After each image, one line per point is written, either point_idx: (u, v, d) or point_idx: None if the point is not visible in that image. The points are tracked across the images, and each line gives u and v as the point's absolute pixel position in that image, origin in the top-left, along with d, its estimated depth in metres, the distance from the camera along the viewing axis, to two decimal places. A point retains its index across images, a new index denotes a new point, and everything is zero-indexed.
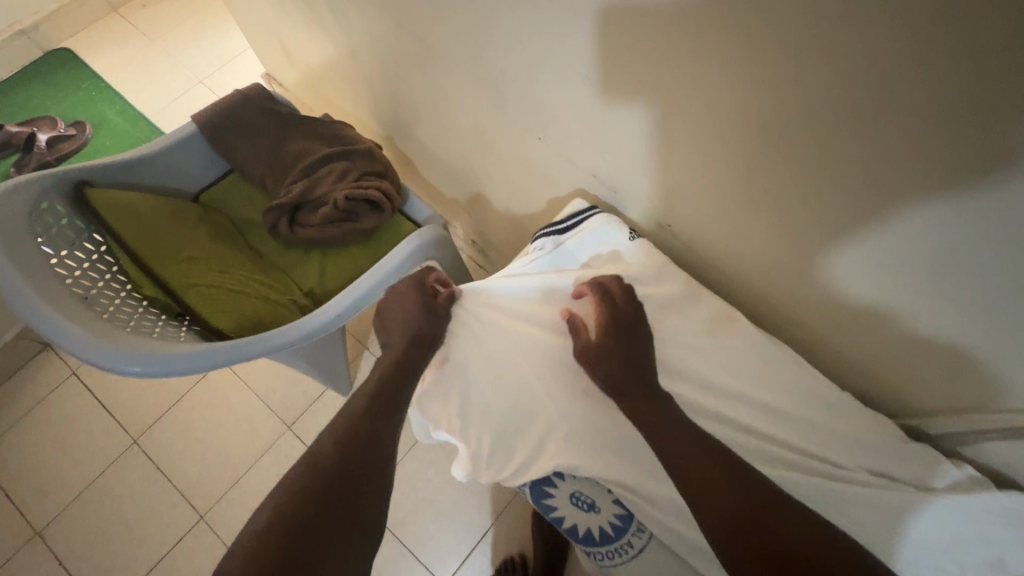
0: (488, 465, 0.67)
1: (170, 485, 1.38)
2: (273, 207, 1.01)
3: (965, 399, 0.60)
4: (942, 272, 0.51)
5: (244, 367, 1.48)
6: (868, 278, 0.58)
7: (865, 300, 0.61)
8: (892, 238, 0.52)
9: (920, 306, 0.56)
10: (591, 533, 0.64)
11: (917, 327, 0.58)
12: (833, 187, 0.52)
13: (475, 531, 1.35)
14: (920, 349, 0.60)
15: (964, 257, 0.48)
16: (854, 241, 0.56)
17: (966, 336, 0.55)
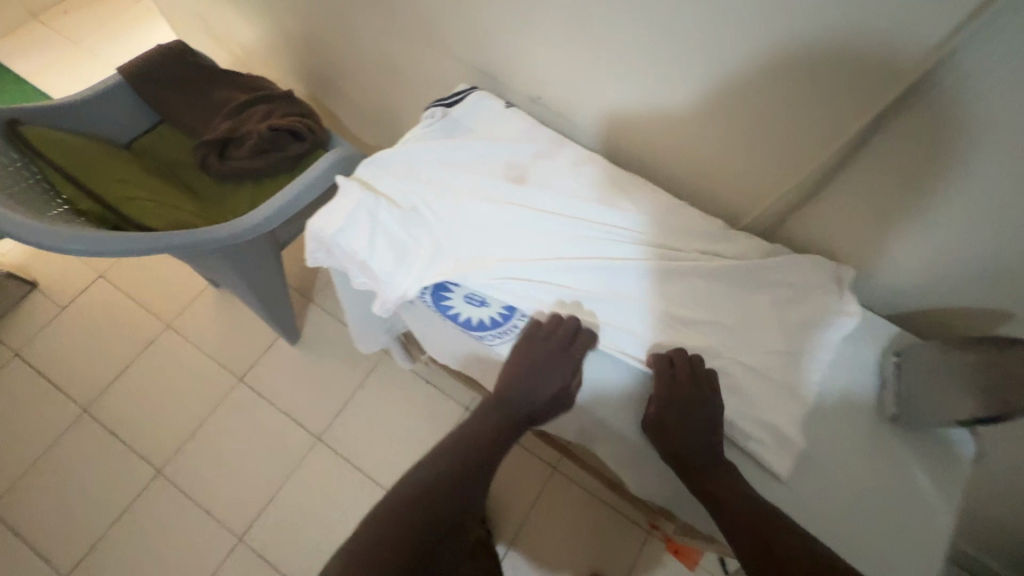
0: (395, 280, 0.73)
1: (126, 446, 1.40)
2: (202, 142, 1.11)
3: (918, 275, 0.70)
4: (827, 167, 0.69)
5: (192, 330, 1.53)
6: (859, 176, 0.67)
7: (853, 200, 0.70)
8: (885, 133, 0.61)
9: (886, 211, 0.69)
10: (483, 321, 0.72)
11: (877, 230, 0.71)
12: (823, 84, 0.62)
13: (429, 449, 1.42)
14: (899, 240, 0.70)
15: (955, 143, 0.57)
16: (846, 141, 0.65)
17: (924, 229, 0.67)
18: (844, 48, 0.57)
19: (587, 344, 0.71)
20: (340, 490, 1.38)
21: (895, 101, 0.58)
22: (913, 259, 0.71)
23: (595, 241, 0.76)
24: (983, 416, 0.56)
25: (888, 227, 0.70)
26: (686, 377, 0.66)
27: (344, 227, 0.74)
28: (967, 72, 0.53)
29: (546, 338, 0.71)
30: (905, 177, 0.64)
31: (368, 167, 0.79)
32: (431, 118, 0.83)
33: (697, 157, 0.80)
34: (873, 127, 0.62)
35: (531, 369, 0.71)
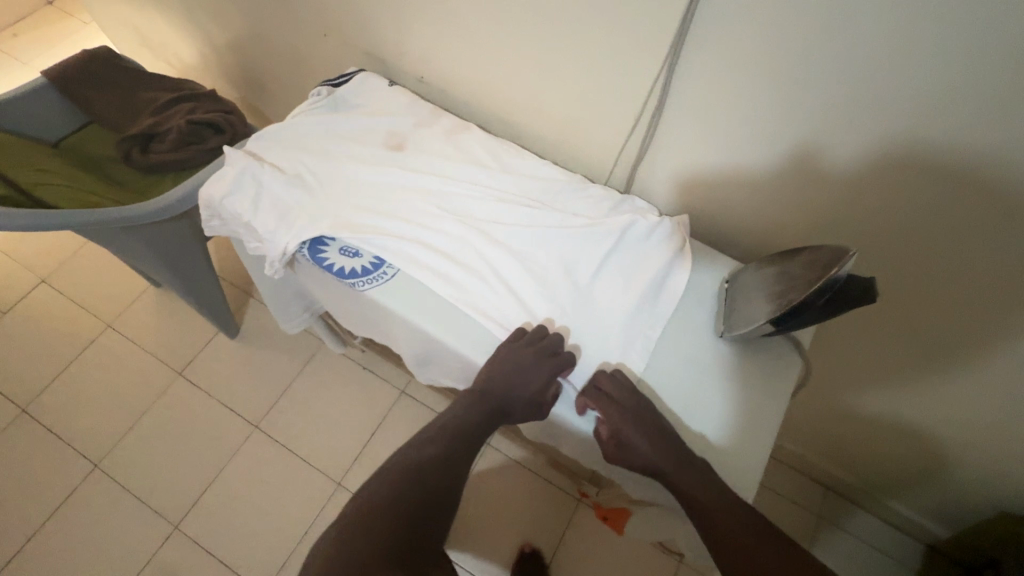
0: (278, 238, 0.79)
1: (63, 443, 1.42)
2: (126, 137, 1.18)
3: (791, 182, 0.75)
4: (691, 104, 0.74)
5: (132, 330, 1.57)
6: (718, 106, 0.73)
7: (721, 130, 0.75)
8: (725, 60, 0.67)
9: (755, 137, 0.73)
10: (356, 269, 0.78)
11: (748, 156, 0.76)
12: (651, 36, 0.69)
13: (366, 431, 1.45)
14: (770, 160, 0.75)
15: (788, 57, 0.63)
16: (698, 75, 0.71)
17: (788, 147, 0.72)
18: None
19: (568, 364, 0.72)
20: (277, 475, 1.40)
21: (680, 41, 0.68)
22: (783, 176, 0.75)
23: (463, 196, 0.83)
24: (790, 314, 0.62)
25: (758, 152, 0.75)
26: (625, 395, 0.68)
27: (229, 192, 0.81)
28: (724, 7, 0.62)
29: (537, 348, 0.72)
30: (760, 100, 0.69)
31: (258, 140, 0.86)
32: (318, 96, 0.91)
33: (569, 114, 0.87)
34: (704, 58, 0.68)
35: (521, 383, 0.70)
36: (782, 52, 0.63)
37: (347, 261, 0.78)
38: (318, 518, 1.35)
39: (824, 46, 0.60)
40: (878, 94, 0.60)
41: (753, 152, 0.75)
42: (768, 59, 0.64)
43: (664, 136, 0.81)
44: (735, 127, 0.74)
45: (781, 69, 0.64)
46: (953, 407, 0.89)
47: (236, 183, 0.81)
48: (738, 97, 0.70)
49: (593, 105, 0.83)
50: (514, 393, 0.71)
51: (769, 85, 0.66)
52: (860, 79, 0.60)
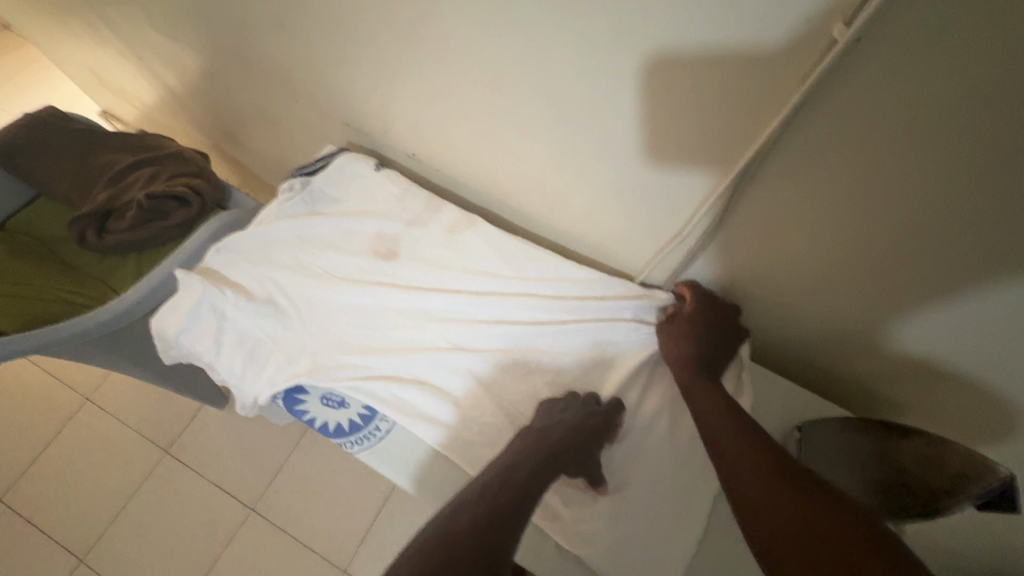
0: (248, 384, 0.66)
1: (43, 536, 1.31)
2: (78, 218, 1.03)
3: (879, 315, 0.57)
4: (743, 217, 0.58)
5: (112, 404, 1.45)
6: (779, 221, 0.55)
7: (782, 248, 0.58)
8: (789, 172, 0.50)
9: (830, 257, 0.55)
10: (341, 425, 0.64)
11: (820, 278, 0.58)
12: (689, 140, 0.54)
13: (370, 510, 1.33)
14: (849, 286, 0.56)
15: (881, 175, 0.45)
16: (754, 186, 0.53)
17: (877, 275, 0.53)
18: (676, 101, 0.51)
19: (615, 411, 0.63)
20: (276, 563, 1.28)
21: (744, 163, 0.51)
22: (866, 304, 0.57)
23: (468, 320, 0.69)
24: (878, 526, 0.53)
25: (834, 275, 0.56)
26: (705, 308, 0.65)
27: (186, 327, 0.67)
28: (815, 129, 0.45)
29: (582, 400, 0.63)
30: (838, 221, 0.51)
31: (218, 254, 0.72)
32: (290, 191, 0.77)
33: (591, 209, 0.71)
34: (762, 168, 0.51)
35: (589, 417, 0.61)
36: (893, 193, 0.46)
37: (332, 415, 0.65)
38: None
39: (957, 200, 0.43)
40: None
41: (824, 274, 0.57)
42: (870, 198, 0.47)
43: (707, 249, 0.64)
44: (805, 244, 0.55)
45: (869, 194, 0.47)
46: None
47: (193, 315, 0.67)
48: (819, 229, 0.53)
49: (620, 203, 0.67)
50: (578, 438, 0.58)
51: (868, 225, 0.49)
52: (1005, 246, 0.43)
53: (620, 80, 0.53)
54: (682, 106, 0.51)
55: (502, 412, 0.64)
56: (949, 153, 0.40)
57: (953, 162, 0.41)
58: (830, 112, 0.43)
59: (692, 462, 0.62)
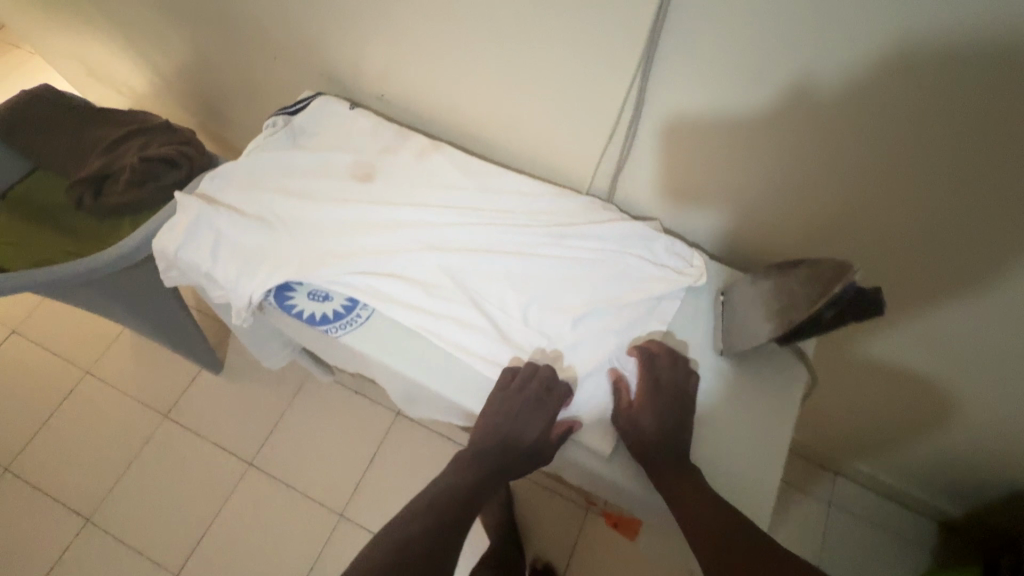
0: (241, 287, 0.74)
1: (50, 500, 1.37)
2: (76, 182, 1.10)
3: (788, 167, 0.68)
4: (664, 100, 0.68)
5: (110, 376, 1.52)
6: (693, 92, 0.66)
7: (701, 122, 0.68)
8: (694, 43, 0.61)
9: (741, 119, 0.66)
10: (326, 314, 0.73)
11: (737, 144, 0.69)
12: (607, 36, 0.65)
13: (364, 459, 1.41)
14: (759, 145, 0.67)
15: (762, 26, 0.56)
16: (669, 63, 0.64)
17: (779, 125, 0.64)
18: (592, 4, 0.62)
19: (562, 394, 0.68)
20: (276, 513, 1.35)
21: (653, 42, 0.63)
22: (776, 160, 0.68)
23: (439, 224, 0.78)
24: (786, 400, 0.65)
25: (746, 136, 0.67)
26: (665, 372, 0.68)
27: (185, 242, 0.76)
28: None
29: (528, 390, 0.67)
30: (739, 79, 0.62)
31: (212, 181, 0.81)
32: (273, 127, 0.85)
33: (538, 127, 0.82)
34: (669, 45, 0.62)
35: (532, 414, 0.66)
36: (763, 50, 0.58)
37: (317, 307, 0.74)
38: (322, 554, 1.30)
39: (820, 59, 0.56)
40: (901, 106, 0.56)
41: (739, 139, 0.68)
42: (750, 52, 0.59)
43: (641, 141, 0.75)
44: (719, 112, 0.66)
45: (756, 46, 0.58)
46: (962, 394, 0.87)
47: (191, 231, 0.76)
48: (721, 94, 0.65)
49: (562, 114, 0.77)
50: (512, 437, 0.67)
51: (755, 80, 0.61)
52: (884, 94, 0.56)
53: None
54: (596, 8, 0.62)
55: (468, 297, 0.74)
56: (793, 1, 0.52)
57: (798, 8, 0.53)
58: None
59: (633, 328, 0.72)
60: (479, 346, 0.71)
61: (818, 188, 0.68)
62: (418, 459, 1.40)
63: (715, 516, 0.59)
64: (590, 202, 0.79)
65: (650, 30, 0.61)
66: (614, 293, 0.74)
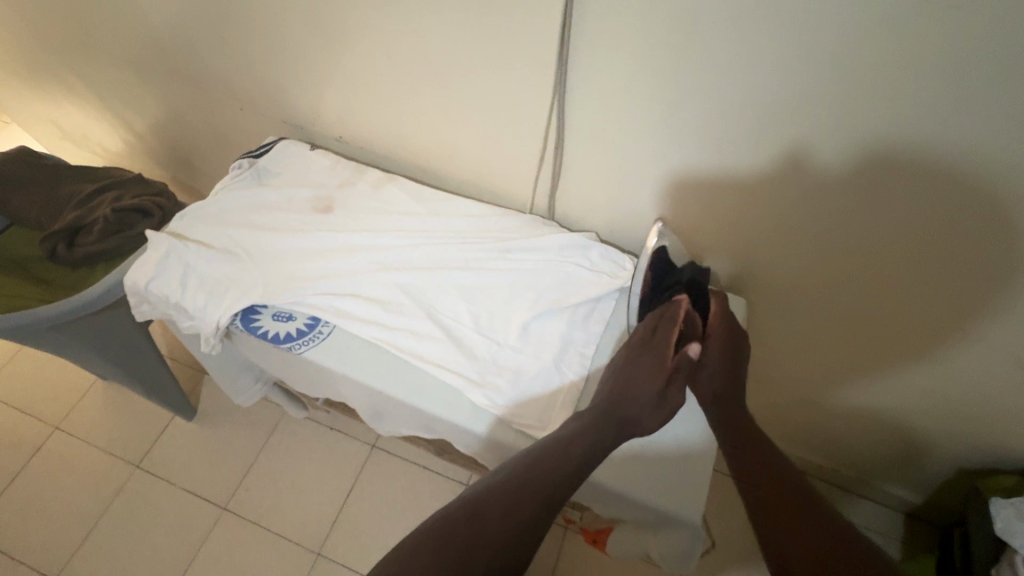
0: (209, 313, 0.79)
1: (13, 562, 1.33)
2: (48, 235, 1.14)
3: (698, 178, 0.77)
4: (583, 125, 0.78)
5: (80, 429, 1.51)
6: (606, 117, 0.75)
7: (617, 140, 0.78)
8: (597, 76, 0.71)
9: (649, 138, 0.75)
10: (290, 332, 0.78)
11: (650, 159, 0.78)
12: (528, 74, 0.75)
13: (341, 494, 1.41)
14: (668, 156, 0.77)
15: (650, 59, 0.66)
16: (581, 95, 0.74)
17: (682, 140, 0.74)
18: (509, 46, 0.73)
19: (674, 324, 0.72)
20: (250, 557, 1.33)
21: (562, 75, 0.73)
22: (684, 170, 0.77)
23: (396, 248, 0.85)
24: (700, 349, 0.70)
25: (656, 152, 0.77)
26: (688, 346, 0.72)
27: (156, 275, 0.81)
28: (592, 38, 0.67)
29: (639, 336, 0.74)
30: (640, 104, 0.72)
31: (182, 220, 0.87)
32: (239, 169, 0.93)
33: (480, 155, 0.91)
34: (579, 77, 0.73)
35: (650, 347, 0.71)
36: (653, 78, 0.68)
37: (281, 326, 0.79)
38: None
39: (699, 85, 0.66)
40: (828, 158, 0.67)
41: (652, 155, 0.78)
42: (641, 80, 0.69)
43: (570, 162, 0.84)
44: (629, 132, 0.76)
45: (647, 75, 0.68)
46: (904, 399, 0.96)
47: (162, 266, 0.82)
48: (627, 118, 0.74)
49: (499, 143, 0.87)
50: (632, 389, 0.68)
51: (651, 101, 0.71)
52: (828, 161, 0.67)
53: (469, 36, 0.74)
54: (514, 50, 0.73)
55: (423, 310, 0.80)
56: (667, 39, 0.63)
57: (674, 46, 0.64)
58: (592, 18, 0.65)
59: (576, 327, 0.79)
60: (434, 353, 0.77)
61: (725, 194, 0.78)
62: (395, 490, 1.41)
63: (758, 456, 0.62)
64: (530, 220, 0.88)
65: (555, 64, 0.71)
66: (557, 297, 0.81)
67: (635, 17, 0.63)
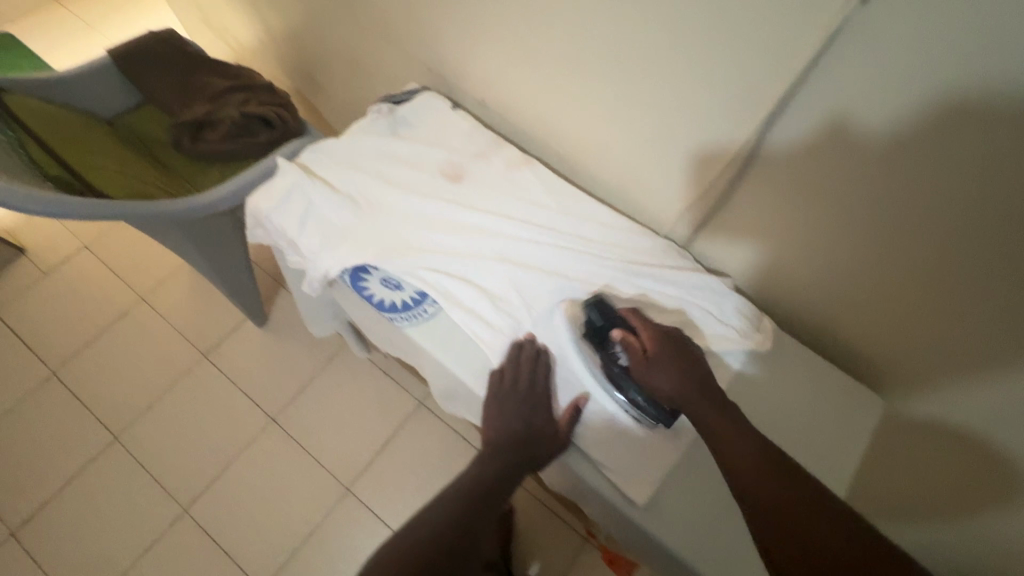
0: (319, 259, 0.77)
1: (86, 410, 1.45)
2: (178, 123, 1.17)
3: (879, 261, 0.66)
4: (768, 166, 0.69)
5: (163, 305, 1.59)
6: (797, 167, 0.66)
7: (798, 191, 0.68)
8: (812, 123, 0.61)
9: (839, 201, 0.65)
10: (395, 303, 0.76)
11: (827, 224, 0.68)
12: (723, 97, 0.65)
13: (381, 438, 1.44)
14: (851, 230, 0.66)
15: (885, 124, 0.56)
16: (780, 136, 0.65)
17: (881, 218, 0.63)
18: (715, 61, 0.63)
19: (530, 355, 0.72)
20: (286, 471, 1.39)
21: (772, 112, 0.62)
22: (867, 246, 0.66)
23: (518, 239, 0.79)
24: (627, 339, 0.67)
25: (839, 218, 0.66)
26: (654, 348, 0.66)
27: (278, 206, 0.79)
28: (832, 81, 0.57)
29: (510, 370, 0.71)
30: (849, 167, 0.62)
31: (312, 152, 0.84)
32: (378, 113, 0.88)
33: (628, 161, 0.83)
34: (788, 117, 0.63)
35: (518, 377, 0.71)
36: (877, 148, 0.58)
37: (388, 295, 0.76)
38: (321, 521, 1.34)
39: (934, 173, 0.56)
40: (981, 188, 0.53)
41: (834, 220, 0.67)
42: (872, 142, 0.58)
43: (733, 198, 0.75)
44: (820, 190, 0.66)
45: (874, 142, 0.58)
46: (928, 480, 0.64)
47: (285, 198, 0.80)
48: (832, 177, 0.64)
49: (657, 156, 0.78)
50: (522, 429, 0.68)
51: (875, 171, 0.60)
52: (907, 162, 0.57)
53: (668, 37, 0.65)
54: (718, 68, 0.63)
55: (532, 318, 0.75)
56: (920, 112, 0.53)
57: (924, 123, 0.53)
58: (848, 59, 0.55)
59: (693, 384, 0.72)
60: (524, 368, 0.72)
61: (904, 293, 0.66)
62: (431, 450, 1.42)
63: (748, 449, 0.57)
64: (667, 249, 0.80)
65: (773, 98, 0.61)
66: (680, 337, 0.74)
67: (899, 75, 0.52)
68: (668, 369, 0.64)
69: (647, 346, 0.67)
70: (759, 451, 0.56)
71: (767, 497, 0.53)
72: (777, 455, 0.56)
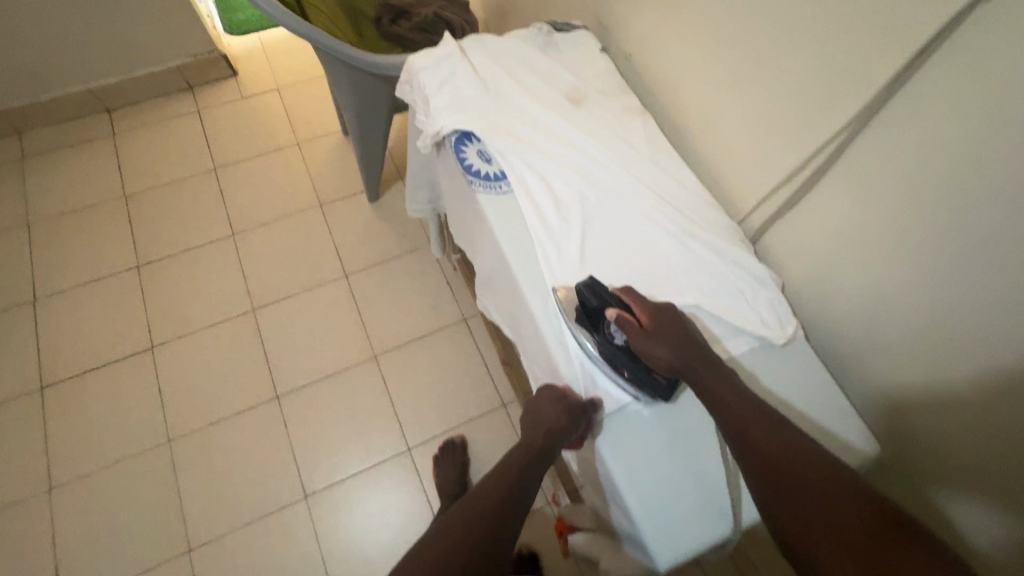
0: (439, 117, 0.91)
1: (222, 205, 1.77)
2: (385, 5, 1.40)
3: (931, 289, 0.66)
4: (856, 166, 0.70)
5: (309, 155, 1.88)
6: (883, 169, 0.67)
7: (878, 197, 0.69)
8: (913, 124, 0.63)
9: (913, 215, 0.66)
10: (481, 171, 0.88)
11: (891, 239, 0.69)
12: (838, 85, 0.69)
13: (420, 331, 1.58)
14: (917, 251, 0.66)
15: (980, 137, 0.57)
16: (878, 134, 0.67)
17: (946, 240, 0.63)
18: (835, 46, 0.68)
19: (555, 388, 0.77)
20: (336, 320, 1.59)
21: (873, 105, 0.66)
22: (924, 270, 0.66)
23: (603, 168, 0.87)
24: (623, 318, 0.73)
25: (907, 235, 0.67)
26: (650, 321, 0.73)
27: (429, 66, 0.94)
28: (938, 84, 0.59)
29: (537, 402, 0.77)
30: (932, 177, 0.62)
31: (472, 40, 0.99)
32: (537, 30, 1.01)
33: (729, 143, 0.88)
34: (889, 114, 0.65)
35: (545, 400, 0.76)
36: (964, 163, 0.59)
37: (479, 164, 0.89)
38: (344, 369, 1.52)
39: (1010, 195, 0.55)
40: None
41: (901, 237, 0.68)
42: (951, 159, 0.60)
43: (815, 195, 0.77)
44: (899, 199, 0.66)
45: (962, 154, 0.59)
46: None
47: (436, 63, 0.95)
48: (911, 189, 0.65)
49: (759, 140, 0.82)
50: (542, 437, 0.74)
51: (949, 190, 0.61)
52: (993, 176, 0.57)
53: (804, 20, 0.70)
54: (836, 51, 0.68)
55: (584, 230, 0.83)
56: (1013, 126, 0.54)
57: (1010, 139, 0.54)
58: (958, 68, 0.57)
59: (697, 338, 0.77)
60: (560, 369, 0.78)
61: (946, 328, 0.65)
62: (455, 360, 1.55)
63: (749, 412, 0.65)
64: (727, 228, 0.84)
65: (874, 94, 0.65)
66: (709, 302, 0.79)
67: (997, 93, 0.55)
68: (659, 337, 0.72)
69: (642, 320, 0.74)
70: (761, 418, 0.64)
71: (764, 460, 0.60)
72: (780, 426, 0.63)
